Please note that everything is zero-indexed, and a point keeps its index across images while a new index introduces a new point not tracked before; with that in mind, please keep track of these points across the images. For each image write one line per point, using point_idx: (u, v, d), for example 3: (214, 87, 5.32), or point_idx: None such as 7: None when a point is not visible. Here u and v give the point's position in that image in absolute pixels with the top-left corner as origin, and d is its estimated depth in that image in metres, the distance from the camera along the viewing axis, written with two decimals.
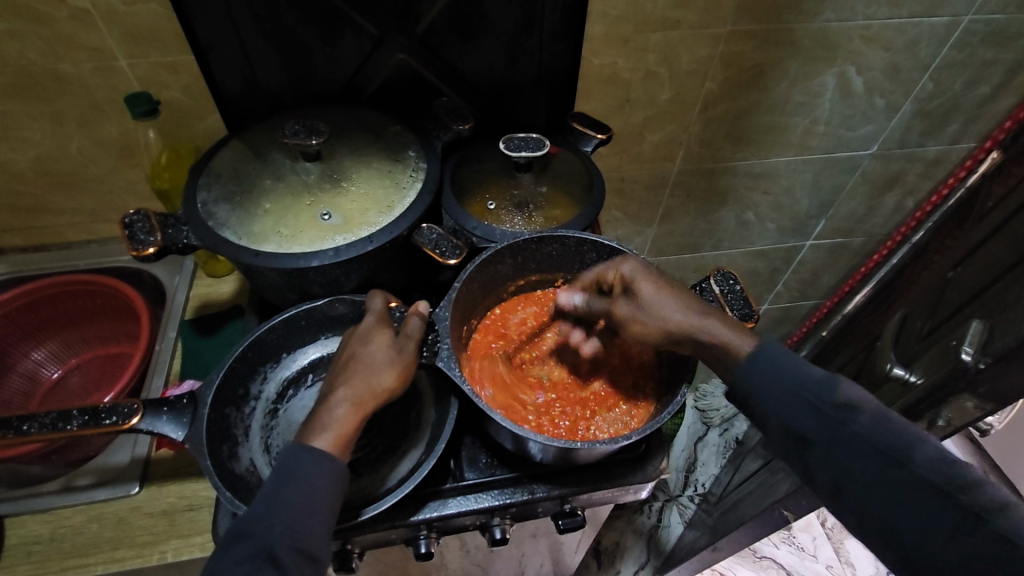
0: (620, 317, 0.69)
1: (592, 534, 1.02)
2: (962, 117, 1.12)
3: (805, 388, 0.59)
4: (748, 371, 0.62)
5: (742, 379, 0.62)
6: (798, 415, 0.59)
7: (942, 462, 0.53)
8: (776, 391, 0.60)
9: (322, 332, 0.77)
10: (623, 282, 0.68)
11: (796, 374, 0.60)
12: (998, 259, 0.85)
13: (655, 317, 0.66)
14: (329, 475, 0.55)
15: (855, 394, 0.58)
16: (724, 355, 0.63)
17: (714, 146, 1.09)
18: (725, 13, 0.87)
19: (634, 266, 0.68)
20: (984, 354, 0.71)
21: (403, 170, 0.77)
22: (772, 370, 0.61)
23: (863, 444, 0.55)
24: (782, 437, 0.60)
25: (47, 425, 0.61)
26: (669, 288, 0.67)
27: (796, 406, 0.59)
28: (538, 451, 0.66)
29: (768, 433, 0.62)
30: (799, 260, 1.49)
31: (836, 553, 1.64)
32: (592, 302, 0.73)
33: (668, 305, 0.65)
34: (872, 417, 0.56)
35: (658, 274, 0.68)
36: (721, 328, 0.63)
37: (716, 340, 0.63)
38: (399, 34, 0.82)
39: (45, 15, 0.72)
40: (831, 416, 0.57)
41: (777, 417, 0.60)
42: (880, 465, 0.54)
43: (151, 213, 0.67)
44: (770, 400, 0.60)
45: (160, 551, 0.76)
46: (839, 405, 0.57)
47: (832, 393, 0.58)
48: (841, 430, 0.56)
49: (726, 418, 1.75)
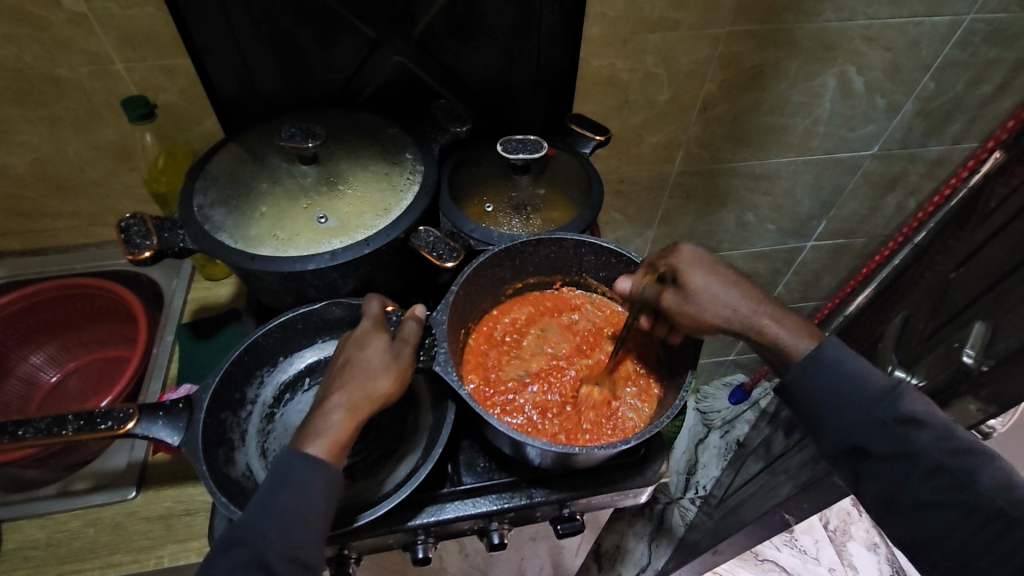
0: (665, 307, 0.68)
1: (592, 537, 1.01)
2: (964, 117, 1.12)
3: (872, 401, 0.59)
4: (806, 375, 0.61)
5: (798, 381, 0.61)
6: (863, 427, 0.59)
7: (1004, 485, 0.55)
8: (839, 401, 0.60)
9: (319, 335, 0.77)
10: (674, 270, 0.68)
11: (860, 384, 0.59)
12: (1001, 260, 0.84)
13: (706, 308, 0.65)
14: (323, 481, 0.55)
15: (921, 408, 0.58)
16: (782, 354, 0.63)
17: (714, 147, 1.08)
18: (724, 14, 0.86)
19: (688, 253, 0.68)
20: (987, 356, 0.70)
21: (400, 172, 0.76)
22: (834, 380, 0.60)
23: (929, 463, 0.56)
24: (836, 446, 0.61)
25: (42, 430, 0.61)
26: (723, 279, 0.66)
27: (861, 417, 0.59)
28: (536, 456, 0.66)
29: (822, 439, 0.62)
30: (800, 261, 1.48)
31: (838, 555, 1.63)
32: (647, 288, 0.70)
33: (722, 297, 0.65)
34: (936, 434, 0.57)
35: (714, 265, 0.67)
36: (780, 329, 0.63)
37: (775, 341, 0.63)
38: (396, 36, 0.81)
39: (42, 20, 0.72)
40: (897, 431, 0.57)
41: (838, 426, 0.60)
42: (944, 484, 0.56)
43: (148, 217, 0.67)
44: (833, 411, 0.60)
45: (157, 556, 0.76)
46: (905, 420, 0.57)
47: (898, 407, 0.58)
48: (905, 447, 0.57)
49: (727, 419, 1.76)
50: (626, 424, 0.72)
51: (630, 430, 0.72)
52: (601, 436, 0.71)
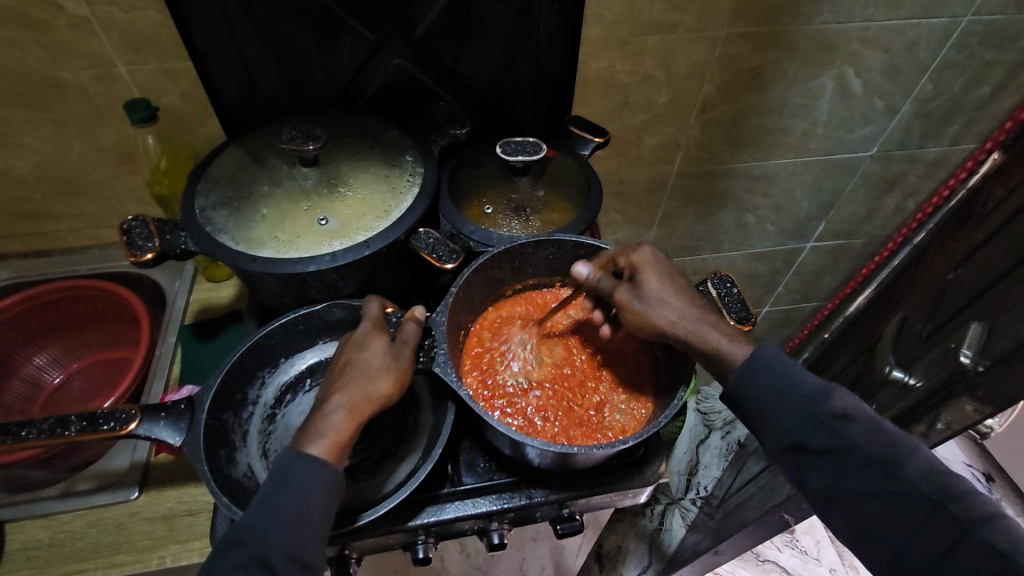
0: (618, 302, 0.69)
1: (593, 537, 1.01)
2: (963, 118, 1.12)
3: (805, 399, 0.59)
4: (747, 378, 0.61)
5: (739, 387, 0.61)
6: (799, 425, 0.59)
7: (930, 473, 0.55)
8: (775, 398, 0.60)
9: (320, 337, 0.77)
10: (632, 268, 0.69)
11: (796, 382, 0.60)
12: (999, 261, 0.84)
13: (657, 308, 0.66)
14: (324, 481, 0.55)
15: (849, 403, 0.59)
16: (719, 361, 0.63)
17: (713, 148, 1.09)
18: (722, 16, 0.87)
19: (646, 254, 0.69)
20: (983, 356, 0.71)
21: (400, 174, 0.77)
22: (773, 380, 0.60)
23: (861, 454, 0.56)
24: (778, 445, 0.60)
25: (45, 431, 0.61)
26: (675, 283, 0.67)
27: (798, 415, 0.59)
28: (535, 456, 0.66)
29: (766, 440, 0.61)
30: (800, 263, 1.48)
31: (839, 556, 1.63)
32: (602, 281, 0.70)
33: (671, 300, 0.66)
34: (867, 426, 0.58)
35: (668, 269, 0.69)
36: (720, 336, 0.63)
37: (714, 346, 0.63)
38: (396, 39, 0.82)
39: (45, 23, 0.73)
40: (830, 425, 0.58)
41: (777, 424, 0.60)
42: (875, 474, 0.56)
43: (150, 219, 0.68)
44: (770, 410, 0.60)
45: (159, 556, 0.77)
46: (836, 415, 0.58)
47: (830, 402, 0.59)
48: (839, 440, 0.57)
49: (727, 421, 1.76)
50: (627, 425, 0.73)
51: (632, 430, 0.73)
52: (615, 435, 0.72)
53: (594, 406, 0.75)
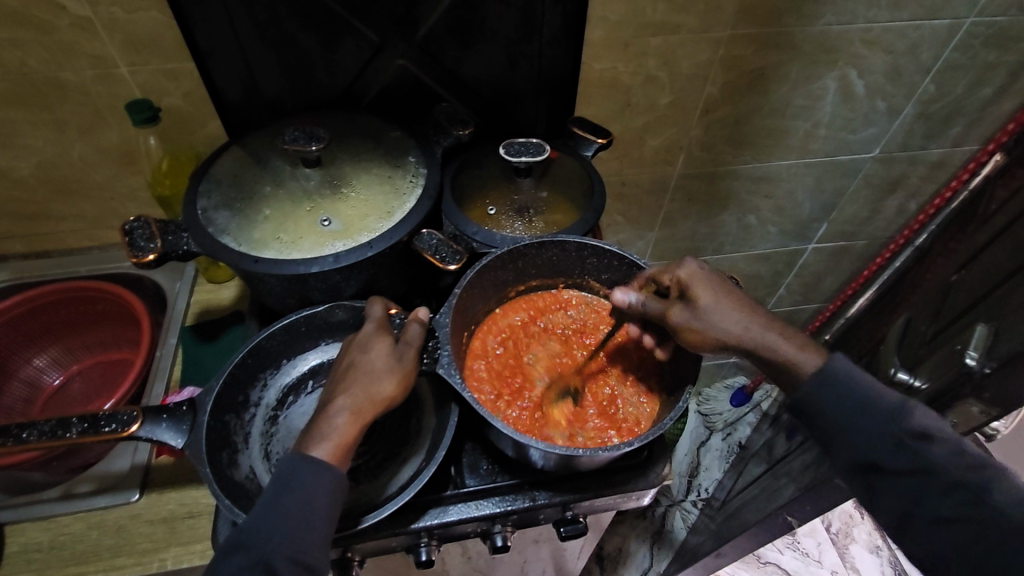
0: (673, 323, 0.66)
1: (595, 539, 1.01)
2: (964, 120, 1.12)
3: (885, 416, 0.59)
4: (821, 393, 0.61)
5: (810, 398, 0.62)
6: (876, 442, 0.59)
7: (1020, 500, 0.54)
8: (851, 415, 0.60)
9: (322, 338, 0.77)
10: (681, 285, 0.67)
11: (871, 399, 0.60)
12: (1003, 262, 0.84)
13: (720, 326, 0.63)
14: (328, 484, 0.55)
15: (930, 424, 0.58)
16: (793, 373, 0.62)
17: (715, 150, 1.09)
18: (725, 17, 0.87)
19: (693, 268, 0.66)
20: (990, 358, 0.70)
21: (403, 175, 0.77)
22: (846, 397, 0.61)
23: (945, 477, 0.56)
24: (852, 463, 0.61)
25: (45, 433, 0.61)
26: (730, 296, 0.65)
27: (877, 434, 0.59)
28: (539, 458, 0.66)
29: (835, 455, 0.62)
30: (801, 264, 1.48)
31: (841, 558, 1.63)
32: (648, 303, 0.69)
33: (731, 315, 0.63)
34: (949, 447, 0.57)
35: (719, 281, 0.66)
36: (788, 347, 0.63)
37: (784, 359, 0.62)
38: (399, 40, 0.82)
39: (46, 23, 0.73)
40: (911, 445, 0.57)
41: (853, 442, 0.60)
42: (960, 499, 0.55)
43: (152, 220, 0.67)
44: (847, 428, 0.60)
45: (159, 558, 0.76)
46: (915, 435, 0.58)
47: (909, 421, 0.58)
48: (920, 460, 0.57)
49: (728, 422, 1.77)
50: (640, 419, 0.73)
51: (645, 422, 0.73)
52: (633, 427, 0.72)
53: (607, 402, 0.75)
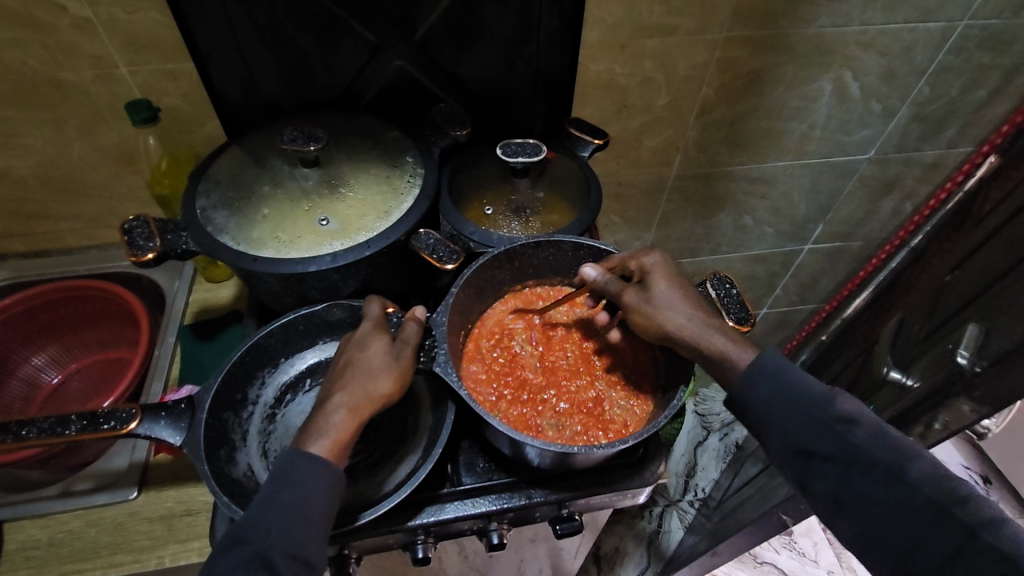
0: (625, 304, 0.70)
1: (591, 538, 1.01)
2: (959, 122, 1.13)
3: (809, 403, 0.60)
4: (752, 383, 0.62)
5: (742, 393, 0.62)
6: (802, 428, 0.59)
7: (937, 476, 0.54)
8: (777, 403, 0.61)
9: (320, 337, 0.77)
10: (642, 272, 0.71)
11: (797, 386, 0.60)
12: (995, 263, 0.85)
13: (667, 308, 0.67)
14: (327, 480, 0.55)
15: (854, 408, 0.59)
16: (724, 364, 0.64)
17: (711, 151, 1.09)
18: (721, 19, 0.87)
19: (657, 259, 0.71)
20: (981, 357, 0.71)
21: (401, 175, 0.77)
22: (776, 386, 0.61)
23: (865, 458, 0.56)
24: (783, 450, 0.60)
25: (44, 430, 0.61)
26: (685, 287, 0.69)
27: (798, 420, 0.59)
28: (535, 456, 0.67)
29: (768, 445, 0.62)
30: (798, 265, 1.49)
31: (837, 558, 1.63)
32: (610, 283, 0.71)
33: (680, 302, 0.67)
34: (872, 431, 0.57)
35: (678, 274, 0.70)
36: (721, 340, 0.64)
37: (714, 350, 0.64)
38: (397, 41, 0.82)
39: (46, 23, 0.73)
40: (833, 429, 0.58)
41: (780, 429, 0.60)
42: (879, 479, 0.55)
43: (151, 219, 0.68)
44: (774, 416, 0.61)
45: (158, 556, 0.77)
46: (839, 418, 0.58)
47: (834, 406, 0.59)
48: (842, 444, 0.57)
49: (725, 422, 1.75)
50: (630, 421, 0.73)
51: (634, 426, 0.73)
52: (622, 428, 0.73)
53: (599, 403, 0.75)
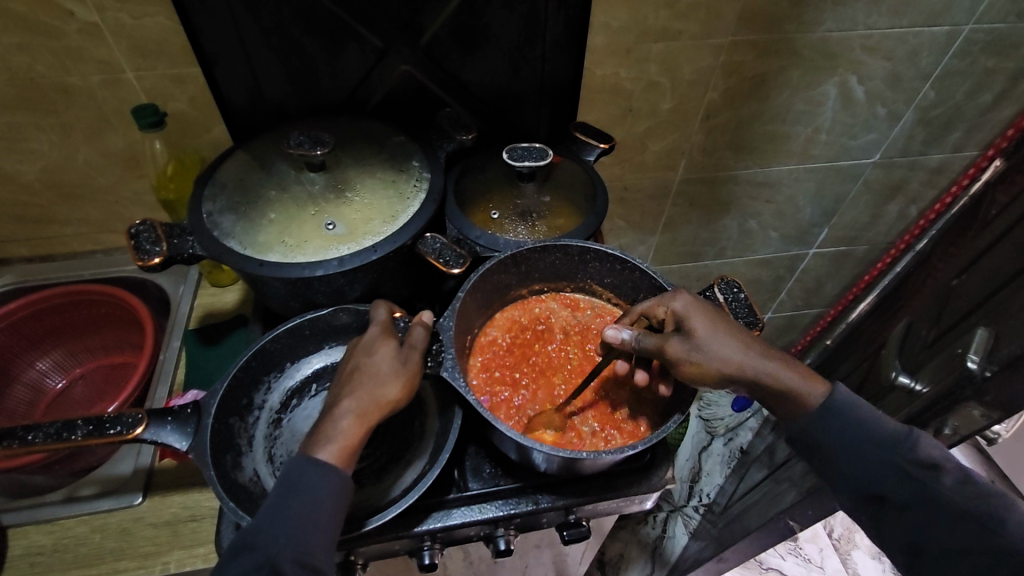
0: (671, 358, 0.64)
1: (597, 544, 1.00)
2: (964, 126, 1.13)
3: (892, 448, 0.62)
4: (828, 427, 0.63)
5: (815, 434, 0.63)
6: (885, 475, 0.61)
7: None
8: (859, 450, 0.62)
9: (326, 341, 0.77)
10: (676, 317, 0.65)
11: (878, 431, 0.62)
12: (1003, 266, 0.84)
13: (721, 358, 0.62)
14: (334, 486, 0.55)
15: (936, 452, 0.61)
16: (797, 401, 0.63)
17: (716, 154, 1.09)
18: (726, 23, 0.87)
19: (686, 298, 0.65)
20: (990, 361, 0.71)
21: (407, 179, 0.77)
22: (854, 429, 0.62)
23: (955, 507, 0.59)
24: (861, 493, 0.63)
25: (52, 435, 0.61)
26: (725, 327, 0.64)
27: (881, 464, 0.62)
28: (543, 461, 0.66)
29: (847, 488, 0.64)
30: (802, 269, 1.48)
31: (843, 564, 1.62)
32: (644, 339, 0.66)
33: (733, 347, 0.62)
34: (958, 479, 0.60)
35: (714, 308, 0.65)
36: (792, 376, 0.63)
37: (787, 389, 0.63)
38: (403, 45, 0.83)
39: (54, 29, 0.73)
40: (920, 476, 0.60)
41: (862, 475, 0.62)
42: (970, 529, 0.59)
43: (158, 224, 0.68)
44: (855, 462, 0.62)
45: (162, 562, 0.76)
46: (924, 465, 0.61)
47: (917, 451, 0.61)
48: (930, 491, 0.60)
49: (730, 427, 1.74)
50: (643, 419, 0.73)
51: (646, 424, 0.73)
52: (632, 423, 0.73)
53: (609, 400, 0.75)
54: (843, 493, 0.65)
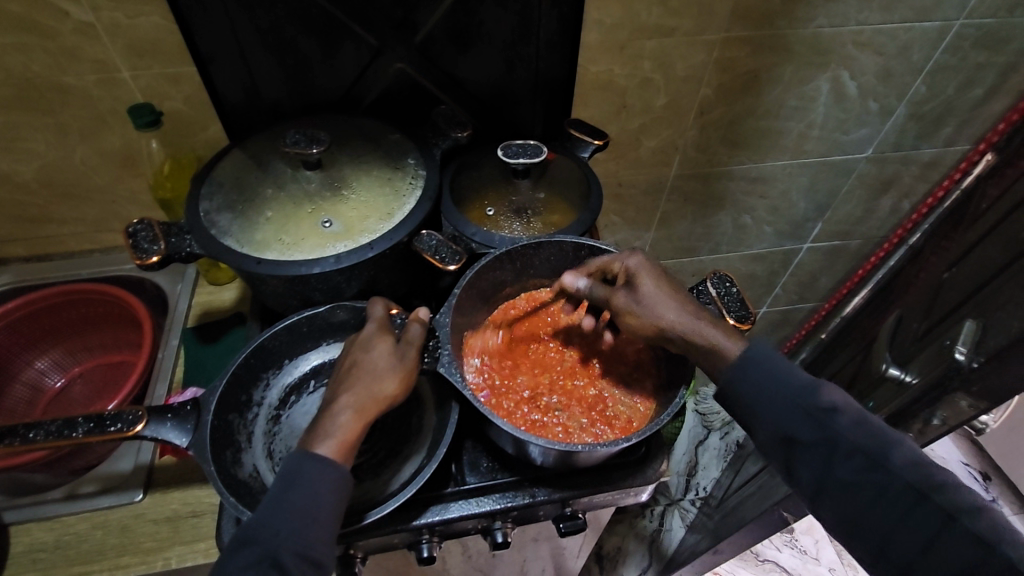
0: (615, 308, 0.70)
1: (593, 538, 1.02)
2: (956, 120, 1.14)
3: (795, 392, 0.61)
4: (741, 373, 0.62)
5: (730, 382, 0.63)
6: (786, 416, 0.60)
7: (915, 463, 0.56)
8: (763, 392, 0.61)
9: (323, 338, 0.77)
10: (627, 273, 0.70)
11: (785, 377, 0.62)
12: (993, 258, 0.85)
13: (654, 314, 0.67)
14: (334, 481, 0.56)
15: (838, 397, 0.60)
16: (713, 355, 0.64)
17: (710, 150, 1.10)
18: (719, 20, 0.88)
19: (640, 259, 0.69)
20: (978, 353, 0.72)
21: (402, 177, 0.78)
22: (761, 375, 0.62)
23: (850, 445, 0.58)
24: (767, 438, 0.61)
25: (52, 433, 0.61)
26: (669, 286, 0.68)
27: (785, 406, 0.60)
28: (539, 455, 0.67)
29: (755, 433, 0.62)
30: (797, 263, 1.49)
31: (838, 555, 1.64)
32: (596, 289, 0.72)
33: (669, 304, 0.66)
34: (855, 420, 0.59)
35: (662, 271, 0.69)
36: (710, 330, 0.65)
37: (705, 342, 0.64)
38: (397, 44, 0.83)
39: (50, 29, 0.74)
40: (818, 417, 0.59)
41: (767, 417, 0.61)
42: (863, 465, 0.57)
43: (155, 223, 0.68)
44: (761, 406, 0.61)
45: (164, 557, 0.77)
46: (824, 407, 0.59)
47: (819, 396, 0.60)
48: (827, 431, 0.58)
49: (726, 420, 1.75)
50: (636, 418, 0.74)
51: (639, 421, 0.73)
52: (622, 422, 0.73)
53: (602, 401, 0.76)
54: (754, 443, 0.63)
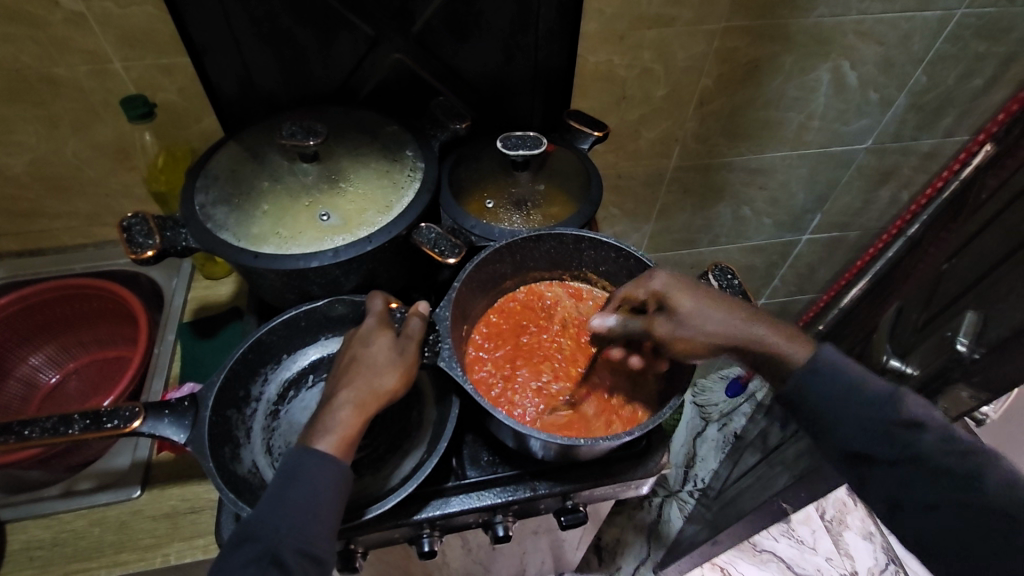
0: (658, 337, 0.67)
1: (593, 531, 1.02)
2: (956, 111, 1.13)
3: (873, 406, 0.60)
4: (807, 384, 0.64)
5: (798, 389, 0.64)
6: (861, 432, 0.61)
7: (1012, 485, 0.54)
8: (839, 406, 0.62)
9: (322, 332, 0.77)
10: (657, 297, 0.67)
11: (860, 388, 0.62)
12: (993, 250, 0.85)
13: (704, 332, 0.65)
14: (333, 477, 0.55)
15: (921, 411, 0.59)
16: (785, 359, 0.65)
17: (710, 141, 1.09)
18: (719, 9, 0.87)
19: (664, 277, 0.67)
20: (980, 343, 0.71)
21: (401, 169, 0.77)
22: (834, 387, 0.62)
23: (934, 463, 0.57)
24: (840, 450, 0.62)
25: (48, 429, 0.60)
26: (705, 297, 0.66)
27: (862, 420, 0.61)
28: (540, 448, 0.67)
29: (829, 445, 0.63)
30: (795, 255, 1.49)
31: (835, 545, 1.65)
32: (631, 323, 0.69)
33: (714, 316, 0.65)
34: (941, 436, 0.58)
35: (689, 283, 0.67)
36: (774, 335, 0.66)
37: (772, 348, 0.65)
38: (394, 34, 0.81)
39: (39, 19, 0.72)
40: (898, 433, 0.59)
41: (843, 430, 0.61)
42: (948, 484, 0.56)
43: (149, 216, 0.67)
44: (837, 419, 0.62)
45: (163, 554, 0.77)
46: (905, 422, 0.59)
47: (899, 410, 0.59)
48: (910, 448, 0.58)
49: (723, 412, 1.79)
50: (641, 407, 0.73)
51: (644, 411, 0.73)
52: (627, 411, 0.73)
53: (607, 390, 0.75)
54: (827, 454, 0.64)
